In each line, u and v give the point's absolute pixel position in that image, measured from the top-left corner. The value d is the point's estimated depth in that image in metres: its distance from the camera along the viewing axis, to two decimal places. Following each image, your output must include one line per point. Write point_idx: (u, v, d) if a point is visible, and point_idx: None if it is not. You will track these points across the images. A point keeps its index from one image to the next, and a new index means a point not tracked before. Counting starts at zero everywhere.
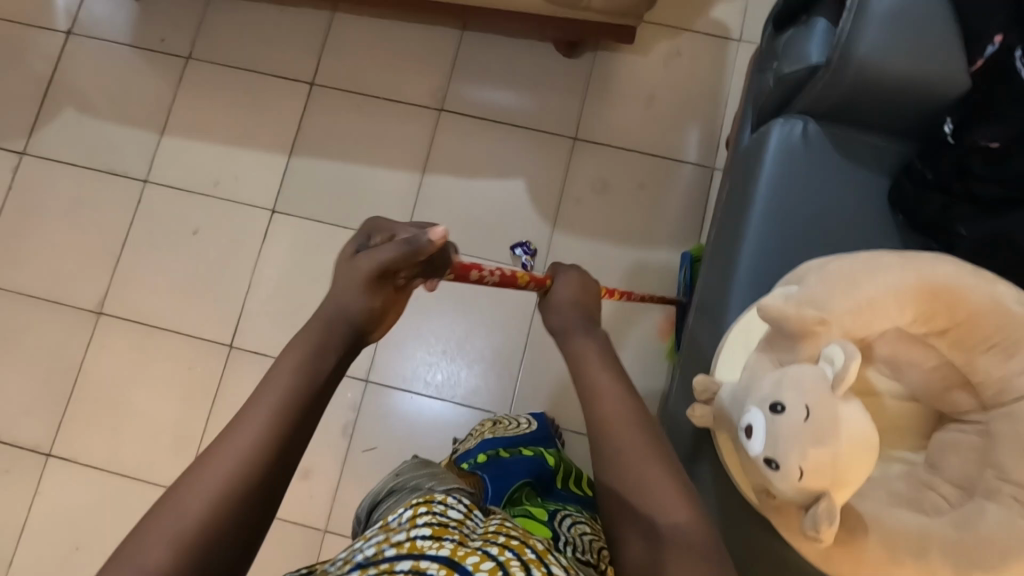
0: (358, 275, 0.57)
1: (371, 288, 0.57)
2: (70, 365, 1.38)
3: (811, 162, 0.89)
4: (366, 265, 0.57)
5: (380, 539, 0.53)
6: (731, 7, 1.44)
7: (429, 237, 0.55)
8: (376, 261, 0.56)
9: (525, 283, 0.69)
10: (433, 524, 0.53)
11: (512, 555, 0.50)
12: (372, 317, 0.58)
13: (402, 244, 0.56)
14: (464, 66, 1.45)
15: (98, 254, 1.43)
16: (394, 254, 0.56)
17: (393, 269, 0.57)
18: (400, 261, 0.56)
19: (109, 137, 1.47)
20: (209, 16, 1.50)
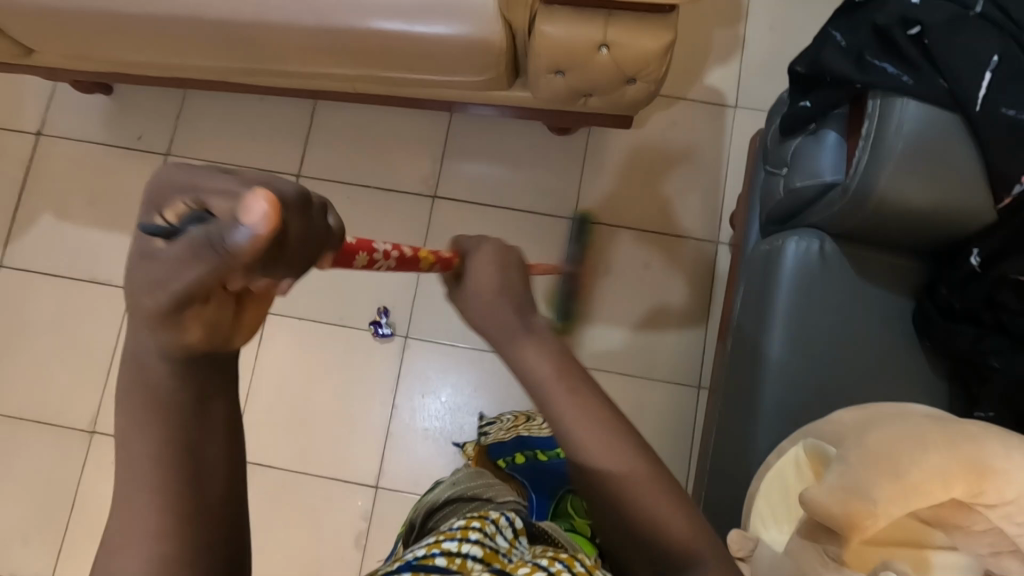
0: (155, 297, 0.41)
1: (184, 317, 0.42)
2: (66, 489, 1.33)
3: (830, 283, 0.86)
4: (169, 288, 0.40)
5: (432, 546, 0.56)
6: (724, 74, 1.41)
7: (245, 230, 0.37)
8: (185, 280, 0.40)
9: (430, 263, 0.73)
10: (483, 546, 0.56)
11: (562, 567, 0.53)
12: (215, 340, 0.44)
13: (205, 245, 0.39)
14: (455, 149, 1.40)
15: (86, 369, 1.37)
16: (206, 263, 0.39)
17: (215, 285, 0.41)
18: (212, 273, 0.39)
19: (87, 244, 1.40)
20: (184, 110, 1.43)
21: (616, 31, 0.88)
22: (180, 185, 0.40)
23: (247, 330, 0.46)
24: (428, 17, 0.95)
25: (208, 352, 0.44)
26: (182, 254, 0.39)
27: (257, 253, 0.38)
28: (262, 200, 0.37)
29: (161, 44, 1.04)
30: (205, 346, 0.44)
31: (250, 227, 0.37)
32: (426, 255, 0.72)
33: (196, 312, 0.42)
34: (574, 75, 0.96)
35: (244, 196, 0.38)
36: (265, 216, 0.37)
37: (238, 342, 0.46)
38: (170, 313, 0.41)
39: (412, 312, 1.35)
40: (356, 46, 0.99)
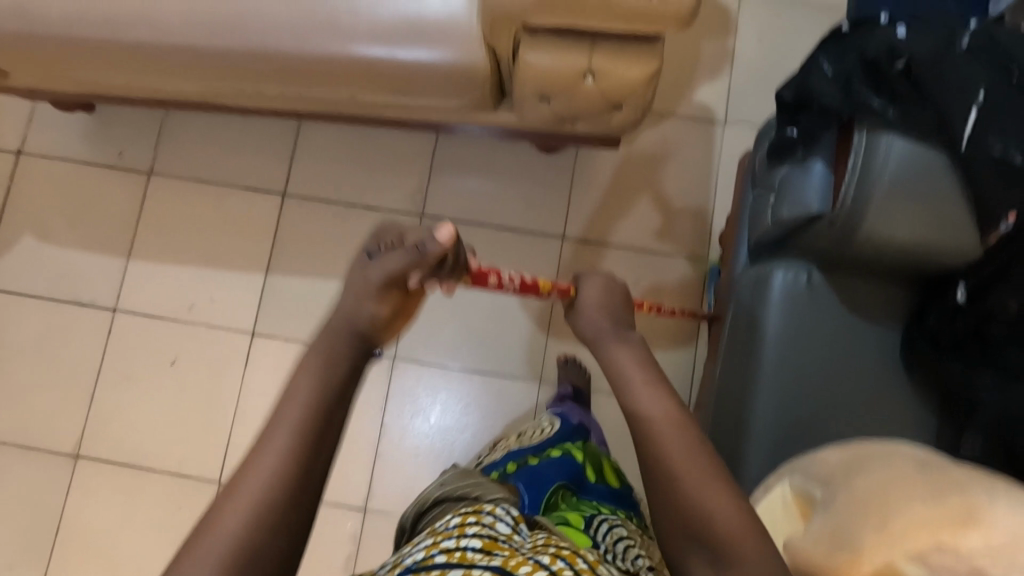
0: (371, 281, 0.61)
1: (378, 298, 0.60)
2: (51, 515, 1.31)
3: (819, 314, 0.85)
4: (376, 275, 0.61)
5: (431, 547, 0.59)
6: (713, 89, 1.40)
7: (436, 240, 0.63)
8: (386, 270, 0.61)
9: (547, 291, 0.85)
10: (484, 537, 0.59)
11: (563, 564, 0.56)
12: (381, 325, 0.60)
13: (412, 248, 0.62)
14: (443, 167, 1.38)
15: (70, 392, 1.35)
16: (408, 258, 0.61)
17: (403, 276, 0.61)
18: (410, 266, 0.61)
19: (70, 265, 1.38)
20: (167, 128, 1.41)
21: (601, 59, 0.87)
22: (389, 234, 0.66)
23: (397, 331, 0.64)
24: (410, 44, 0.94)
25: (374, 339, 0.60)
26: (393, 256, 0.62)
27: (438, 257, 0.63)
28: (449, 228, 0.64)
29: (139, 70, 1.02)
30: (373, 327, 0.59)
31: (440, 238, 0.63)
32: (546, 283, 0.84)
33: (388, 298, 0.61)
34: (559, 101, 0.95)
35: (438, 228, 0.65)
36: (451, 233, 0.63)
37: (387, 341, 0.62)
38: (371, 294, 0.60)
39: (401, 333, 1.34)
40: (338, 71, 0.98)
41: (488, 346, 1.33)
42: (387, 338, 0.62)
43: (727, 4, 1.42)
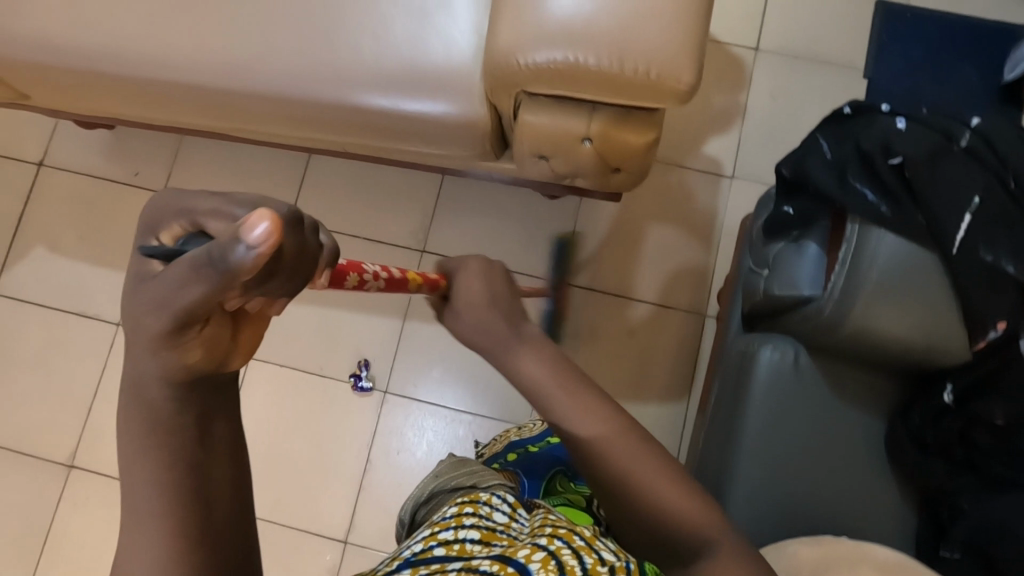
0: (156, 316, 0.38)
1: (182, 339, 0.40)
2: (41, 523, 1.34)
3: (804, 396, 0.84)
4: (162, 311, 0.38)
5: (428, 538, 0.60)
6: (722, 142, 1.39)
7: (246, 249, 0.34)
8: (173, 304, 0.38)
9: (418, 284, 0.78)
10: (481, 528, 0.60)
11: (562, 545, 0.55)
12: (217, 353, 0.42)
13: (200, 263, 0.36)
14: (447, 205, 1.40)
15: (69, 403, 1.38)
16: (201, 282, 0.37)
17: (206, 308, 0.38)
18: (211, 293, 0.37)
19: (79, 279, 1.42)
20: (183, 150, 1.44)
21: (599, 126, 0.87)
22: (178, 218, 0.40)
23: (247, 349, 0.44)
24: (414, 95, 0.96)
25: (209, 373, 0.43)
26: (178, 281, 0.37)
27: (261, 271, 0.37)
28: (263, 215, 0.34)
29: (156, 105, 1.06)
30: (203, 364, 0.42)
31: (249, 246, 0.34)
32: (415, 276, 0.78)
33: (199, 331, 0.40)
34: (557, 160, 0.96)
35: (243, 219, 0.35)
36: (268, 239, 0.34)
37: (237, 363, 0.44)
38: (166, 332, 0.39)
39: (394, 368, 1.34)
40: (343, 118, 1.00)
41: (481, 386, 1.33)
42: (234, 362, 0.44)
43: (743, 58, 1.41)
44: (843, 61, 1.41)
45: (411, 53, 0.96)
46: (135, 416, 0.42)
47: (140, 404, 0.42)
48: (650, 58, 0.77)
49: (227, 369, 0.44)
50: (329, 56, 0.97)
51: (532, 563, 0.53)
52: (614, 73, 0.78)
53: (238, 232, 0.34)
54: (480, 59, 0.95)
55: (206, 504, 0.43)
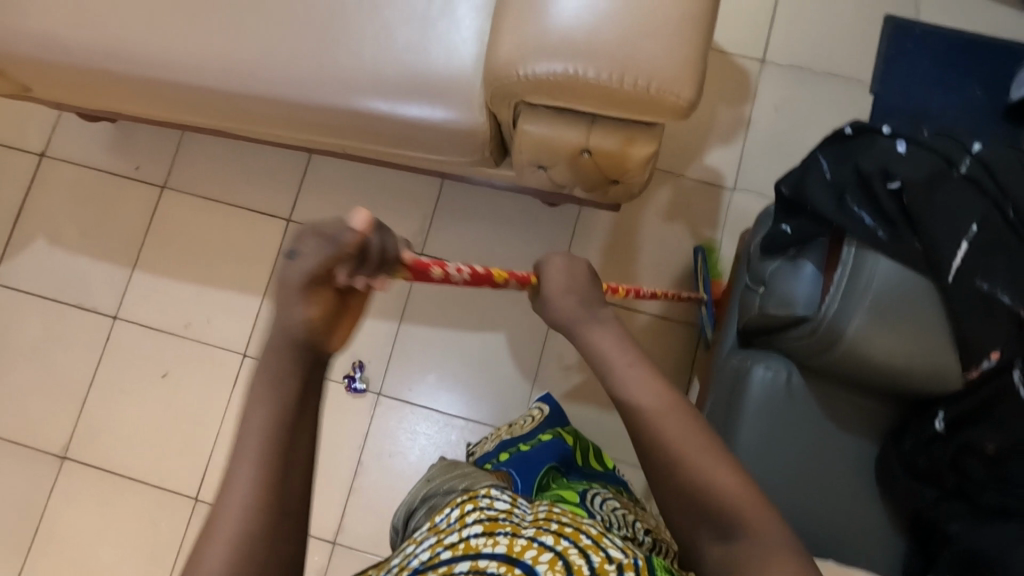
0: (290, 284, 0.49)
1: (304, 304, 0.50)
2: (33, 513, 1.34)
3: (796, 416, 0.83)
4: (295, 278, 0.48)
5: (434, 543, 0.61)
6: (725, 154, 1.38)
7: (352, 228, 0.50)
8: (303, 270, 0.48)
9: (503, 280, 0.71)
10: (484, 522, 0.61)
11: (568, 544, 0.58)
12: (323, 325, 0.51)
13: (320, 239, 0.49)
14: (447, 208, 1.39)
15: (64, 395, 1.38)
16: (322, 253, 0.48)
17: (325, 276, 0.49)
18: (330, 260, 0.49)
19: (78, 271, 1.42)
20: (185, 145, 1.44)
21: (598, 137, 0.87)
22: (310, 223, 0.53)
23: (344, 332, 0.54)
24: (414, 101, 0.95)
25: (316, 345, 0.52)
26: (306, 254, 0.48)
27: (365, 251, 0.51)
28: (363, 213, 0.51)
29: (156, 104, 1.06)
30: (314, 334, 0.51)
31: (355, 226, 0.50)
32: (499, 272, 0.71)
33: (317, 298, 0.50)
34: (555, 170, 0.96)
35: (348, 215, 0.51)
36: (366, 221, 0.51)
37: (335, 344, 0.53)
38: (294, 296, 0.49)
39: (388, 369, 1.34)
40: (343, 121, 0.99)
41: (473, 391, 1.33)
42: (333, 340, 0.53)
43: (749, 70, 1.40)
44: (850, 75, 1.40)
45: (412, 58, 0.95)
46: (264, 387, 0.51)
47: (268, 373, 0.51)
48: (651, 73, 0.77)
49: (326, 350, 0.53)
50: (331, 59, 0.97)
51: (539, 565, 0.55)
52: (614, 87, 0.78)
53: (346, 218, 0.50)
54: (482, 67, 0.94)
55: (278, 500, 0.49)
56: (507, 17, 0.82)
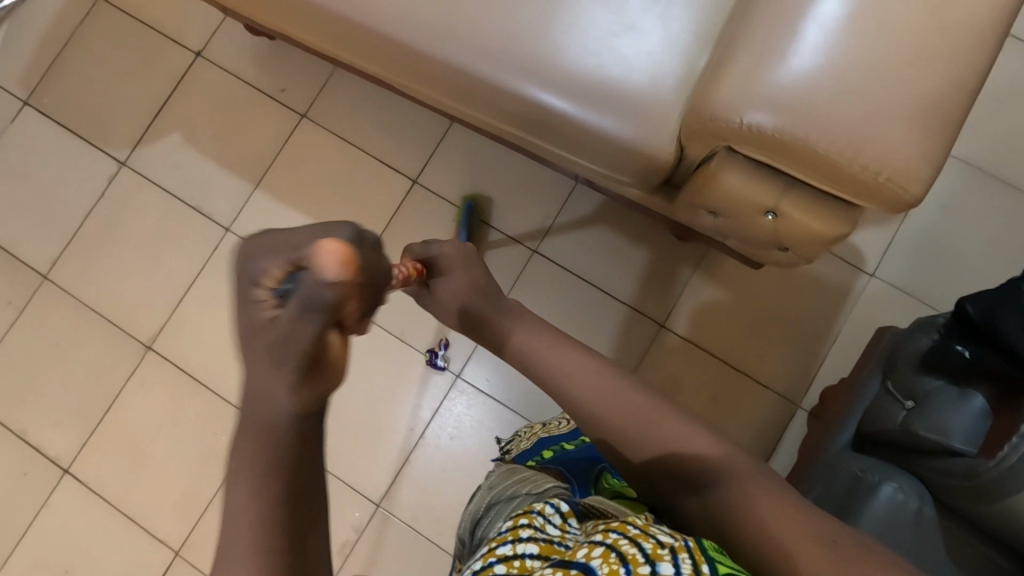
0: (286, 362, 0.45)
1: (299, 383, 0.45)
2: (108, 391, 1.40)
3: (915, 546, 0.78)
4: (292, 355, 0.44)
5: (487, 554, 0.53)
6: (873, 236, 1.31)
7: (326, 281, 0.43)
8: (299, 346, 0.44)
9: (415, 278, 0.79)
10: (540, 543, 0.53)
11: (618, 536, 0.50)
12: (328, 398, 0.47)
13: (303, 309, 0.43)
14: (572, 212, 1.36)
15: (162, 288, 1.42)
16: (305, 325, 0.44)
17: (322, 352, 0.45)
18: (324, 322, 0.44)
19: (204, 175, 1.45)
20: (334, 81, 1.44)
21: (790, 204, 0.81)
22: (287, 252, 0.46)
23: None
24: (600, 111, 0.91)
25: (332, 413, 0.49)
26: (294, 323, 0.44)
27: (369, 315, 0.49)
28: (333, 252, 0.43)
29: (335, 43, 1.05)
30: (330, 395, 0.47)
31: (331, 279, 0.43)
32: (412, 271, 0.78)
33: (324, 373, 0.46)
34: (727, 221, 0.92)
35: (317, 255, 0.44)
36: (337, 262, 0.43)
37: None
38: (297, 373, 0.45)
39: (473, 353, 1.34)
40: (525, 114, 0.96)
41: (545, 401, 1.31)
42: None
43: None
44: None
45: (612, 66, 0.91)
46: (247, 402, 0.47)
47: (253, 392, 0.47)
48: (878, 160, 0.71)
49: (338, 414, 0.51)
50: (528, 49, 0.93)
51: (593, 561, 0.47)
52: (833, 162, 0.73)
53: (318, 269, 0.43)
54: (684, 96, 0.90)
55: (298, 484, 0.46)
56: (732, 58, 0.77)
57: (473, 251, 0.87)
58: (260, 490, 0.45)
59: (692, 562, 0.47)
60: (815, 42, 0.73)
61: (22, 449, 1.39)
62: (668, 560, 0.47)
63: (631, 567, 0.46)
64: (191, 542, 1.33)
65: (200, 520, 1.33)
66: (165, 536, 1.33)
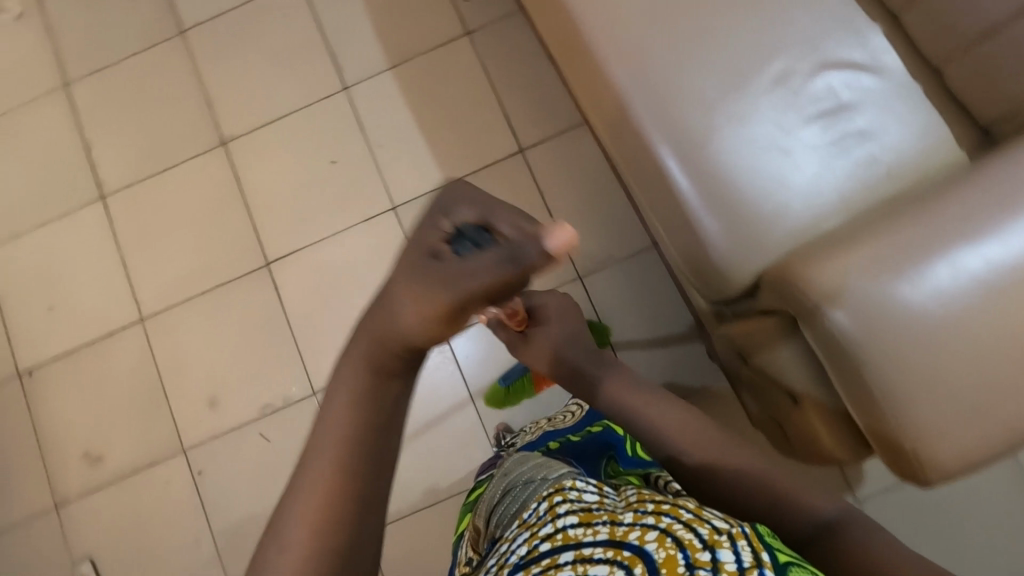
0: (441, 297, 0.45)
1: (429, 320, 0.45)
2: (171, 156, 1.48)
3: None
4: (450, 295, 0.45)
5: (528, 537, 0.54)
6: (882, 471, 1.23)
7: (548, 247, 0.46)
8: (462, 292, 0.45)
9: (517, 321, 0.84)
10: (578, 512, 0.54)
11: (670, 519, 0.51)
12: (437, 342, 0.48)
13: (505, 259, 0.45)
14: (633, 268, 1.34)
15: (264, 102, 1.48)
16: (499, 274, 0.45)
17: (472, 303, 0.46)
18: (501, 280, 0.45)
19: (357, 31, 1.48)
20: (511, 23, 1.44)
21: (811, 403, 0.80)
22: (476, 206, 0.50)
23: None
24: (710, 206, 0.86)
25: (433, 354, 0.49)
26: (478, 270, 0.45)
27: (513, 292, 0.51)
28: (564, 234, 0.46)
29: None
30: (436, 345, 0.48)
31: (551, 250, 0.46)
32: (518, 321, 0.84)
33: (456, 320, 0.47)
34: (754, 375, 0.91)
35: (546, 226, 0.47)
36: (564, 242, 0.46)
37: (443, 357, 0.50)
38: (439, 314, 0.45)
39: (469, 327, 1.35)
40: (640, 165, 0.92)
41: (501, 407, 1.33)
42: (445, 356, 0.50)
43: None
44: None
45: (748, 178, 0.86)
46: (337, 392, 0.48)
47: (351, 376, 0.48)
48: (915, 426, 0.68)
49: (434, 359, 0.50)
50: (683, 111, 0.89)
51: (647, 545, 0.49)
52: (870, 400, 0.70)
53: (547, 235, 0.46)
54: (794, 245, 0.84)
55: (362, 483, 0.47)
56: (854, 246, 0.73)
57: (573, 315, 0.94)
58: (329, 454, 0.47)
59: (753, 551, 0.48)
60: (938, 285, 0.68)
61: (82, 158, 1.50)
62: (726, 547, 0.48)
63: (688, 552, 0.48)
64: (157, 320, 1.42)
65: (174, 306, 1.42)
66: (141, 301, 1.43)
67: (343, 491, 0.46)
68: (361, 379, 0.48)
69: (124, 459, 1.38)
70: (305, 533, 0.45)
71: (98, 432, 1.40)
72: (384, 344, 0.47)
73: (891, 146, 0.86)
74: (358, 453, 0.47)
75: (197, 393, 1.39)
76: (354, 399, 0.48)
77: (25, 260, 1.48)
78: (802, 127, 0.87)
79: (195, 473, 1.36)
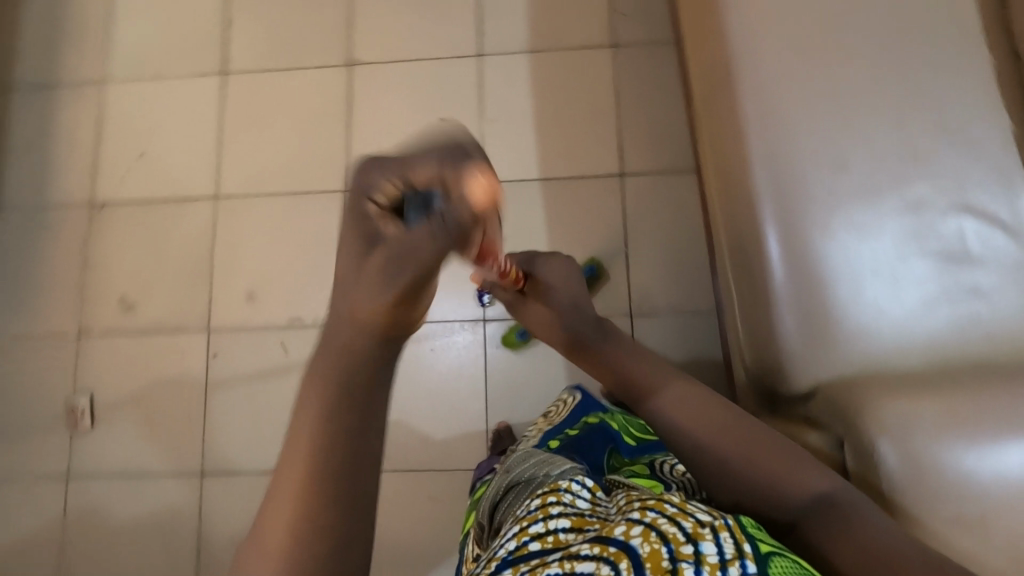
0: (383, 263, 0.46)
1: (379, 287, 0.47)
2: (297, 59, 1.52)
3: None
4: (387, 260, 0.46)
5: (519, 532, 0.56)
6: None
7: (466, 195, 0.44)
8: (393, 252, 0.46)
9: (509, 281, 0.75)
10: (571, 516, 0.56)
11: (655, 515, 0.52)
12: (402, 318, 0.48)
13: (427, 213, 0.45)
14: (685, 326, 1.33)
15: (399, 41, 1.50)
16: (425, 229, 0.45)
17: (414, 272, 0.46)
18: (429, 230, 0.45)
19: (509, 7, 1.49)
20: (658, 52, 1.43)
21: None
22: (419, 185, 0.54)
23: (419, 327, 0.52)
24: (793, 300, 0.85)
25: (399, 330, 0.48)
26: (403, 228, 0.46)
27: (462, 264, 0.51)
28: (482, 180, 0.44)
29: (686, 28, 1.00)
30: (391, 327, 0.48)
31: (469, 199, 0.44)
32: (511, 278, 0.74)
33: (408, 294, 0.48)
34: None
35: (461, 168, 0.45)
36: (481, 187, 0.44)
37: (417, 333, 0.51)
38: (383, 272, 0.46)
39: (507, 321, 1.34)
40: (737, 233, 0.90)
41: (513, 405, 1.33)
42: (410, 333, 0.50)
43: None
44: None
45: (842, 288, 0.84)
46: (311, 398, 0.48)
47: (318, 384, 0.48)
48: None
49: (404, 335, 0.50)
50: (802, 199, 0.87)
51: (632, 538, 0.50)
52: None
53: (463, 182, 0.44)
54: (861, 369, 0.82)
55: (335, 479, 0.47)
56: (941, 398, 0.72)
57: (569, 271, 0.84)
58: (302, 453, 0.47)
59: (736, 542, 0.50)
60: (1006, 468, 0.68)
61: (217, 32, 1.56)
62: (708, 538, 0.50)
63: (671, 545, 0.50)
64: (230, 203, 1.47)
65: (249, 197, 1.47)
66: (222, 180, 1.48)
67: (320, 487, 0.46)
68: (330, 386, 0.47)
69: (153, 318, 1.44)
70: (281, 534, 0.46)
71: (139, 283, 1.45)
72: (355, 329, 0.47)
73: (999, 312, 0.82)
74: (333, 449, 0.47)
75: (239, 283, 1.43)
76: (327, 401, 0.47)
77: (134, 104, 1.54)
78: (913, 260, 0.85)
79: (211, 354, 1.41)
